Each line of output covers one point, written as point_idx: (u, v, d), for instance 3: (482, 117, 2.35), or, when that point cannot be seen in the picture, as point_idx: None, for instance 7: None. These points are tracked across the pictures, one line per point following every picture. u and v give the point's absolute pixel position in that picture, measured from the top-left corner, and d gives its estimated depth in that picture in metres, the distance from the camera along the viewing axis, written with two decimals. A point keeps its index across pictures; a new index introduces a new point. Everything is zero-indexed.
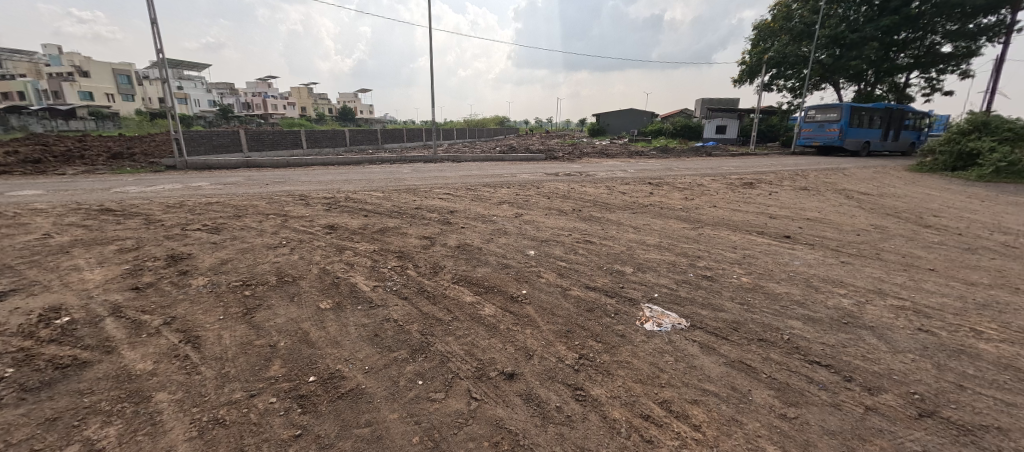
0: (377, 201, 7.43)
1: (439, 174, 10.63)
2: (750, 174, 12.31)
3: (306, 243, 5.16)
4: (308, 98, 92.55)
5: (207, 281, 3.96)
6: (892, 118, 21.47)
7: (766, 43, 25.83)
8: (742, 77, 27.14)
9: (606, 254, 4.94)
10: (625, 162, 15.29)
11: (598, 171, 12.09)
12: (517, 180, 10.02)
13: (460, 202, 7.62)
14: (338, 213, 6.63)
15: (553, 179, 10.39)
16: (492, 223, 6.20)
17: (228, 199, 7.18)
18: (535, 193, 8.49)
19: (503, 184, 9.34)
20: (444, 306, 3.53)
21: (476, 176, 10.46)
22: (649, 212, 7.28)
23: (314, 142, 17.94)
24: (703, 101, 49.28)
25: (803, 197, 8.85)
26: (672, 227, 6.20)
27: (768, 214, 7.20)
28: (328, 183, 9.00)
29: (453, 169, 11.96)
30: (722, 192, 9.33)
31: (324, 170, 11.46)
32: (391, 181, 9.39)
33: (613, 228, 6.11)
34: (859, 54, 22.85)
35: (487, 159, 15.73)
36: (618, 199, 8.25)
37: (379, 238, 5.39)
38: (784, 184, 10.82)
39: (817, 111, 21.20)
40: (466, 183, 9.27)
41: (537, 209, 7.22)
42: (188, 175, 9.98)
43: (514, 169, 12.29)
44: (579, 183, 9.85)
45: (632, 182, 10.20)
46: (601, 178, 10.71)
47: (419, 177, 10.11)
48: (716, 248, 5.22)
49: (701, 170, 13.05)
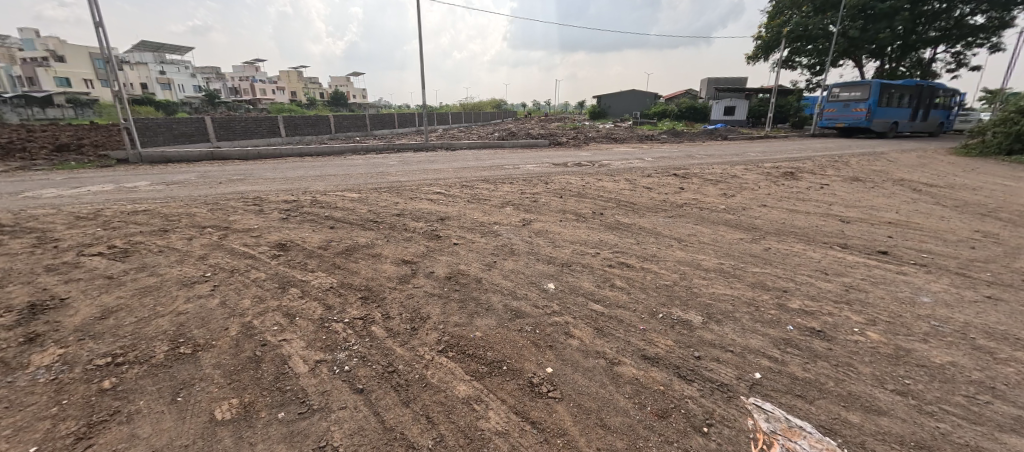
0: (351, 205, 5.99)
1: (429, 167, 9.14)
2: (783, 161, 10.92)
3: (239, 276, 3.74)
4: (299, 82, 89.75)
5: (57, 358, 2.56)
6: (922, 96, 19.96)
7: (785, 15, 24.13)
8: (757, 53, 25.49)
9: (654, 288, 3.55)
10: (637, 149, 13.82)
11: (612, 160, 10.63)
12: (521, 173, 8.57)
13: (453, 204, 6.19)
14: (297, 224, 5.20)
15: (562, 171, 8.97)
16: (493, 237, 4.81)
17: (163, 205, 5.74)
18: (544, 191, 7.06)
19: (504, 179, 7.88)
20: (422, 412, 2.14)
21: (472, 168, 9.01)
22: (686, 215, 5.91)
23: (295, 130, 16.38)
24: (709, 81, 47.36)
25: (861, 190, 7.48)
26: (727, 239, 4.79)
27: (836, 216, 5.82)
28: (295, 180, 7.52)
29: (447, 159, 10.51)
30: (763, 185, 7.93)
31: (298, 163, 10.00)
32: (371, 177, 7.90)
33: (651, 241, 4.71)
34: (887, 25, 21.33)
35: (485, 146, 14.26)
36: (644, 197, 6.85)
37: (343, 265, 3.97)
38: (826, 173, 9.44)
39: (842, 90, 19.77)
40: (461, 178, 7.83)
41: (548, 214, 5.83)
42: (134, 172, 8.52)
43: (517, 158, 10.83)
44: (593, 176, 8.44)
45: (654, 174, 8.78)
46: (618, 170, 9.26)
47: (407, 171, 8.66)
48: (801, 274, 3.82)
49: (726, 157, 11.60)
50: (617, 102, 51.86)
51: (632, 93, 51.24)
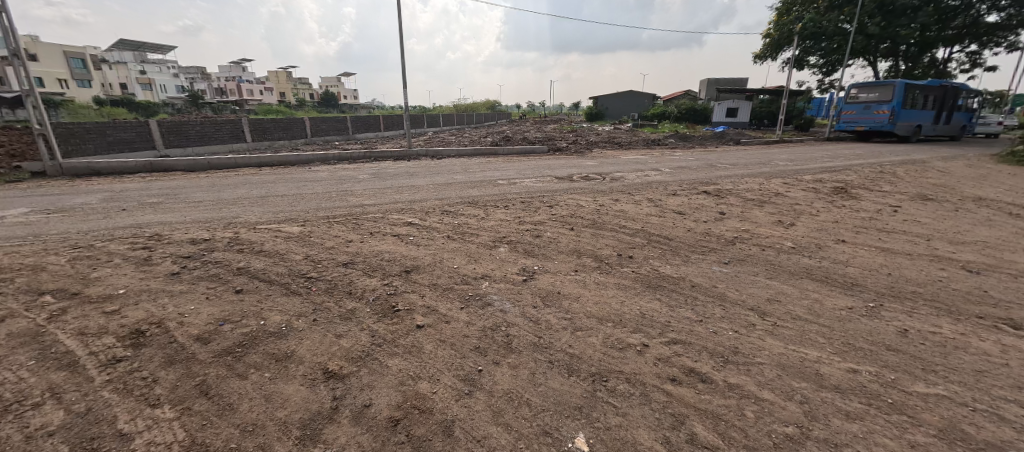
0: (282, 246, 4.30)
1: (403, 183, 7.48)
2: (822, 173, 9.42)
3: (9, 424, 2.03)
4: (288, 82, 87.52)
5: None
6: (945, 97, 18.65)
7: (797, 11, 22.70)
8: (765, 51, 24.08)
9: (773, 449, 1.91)
10: (649, 156, 12.22)
11: (625, 171, 9.04)
12: (517, 191, 6.94)
13: (427, 244, 4.54)
14: (188, 284, 3.49)
15: (567, 187, 7.35)
16: (478, 310, 3.15)
17: (6, 251, 4.00)
18: (548, 219, 5.43)
19: (497, 200, 6.26)
20: None
21: (457, 184, 7.38)
22: (746, 258, 4.30)
23: (263, 134, 14.62)
24: (709, 81, 46.14)
25: (945, 216, 5.96)
26: (830, 313, 3.19)
27: (952, 261, 4.26)
28: (225, 205, 5.80)
29: (432, 171, 8.87)
30: (820, 208, 6.38)
31: (249, 176, 8.30)
32: (326, 199, 6.20)
33: (720, 316, 3.09)
34: (907, 22, 20.04)
35: (476, 153, 12.63)
36: (678, 229, 5.24)
37: (215, 387, 2.29)
38: (882, 188, 7.94)
39: (862, 90, 18.36)
40: (440, 200, 6.19)
41: (557, 260, 4.20)
42: (33, 191, 6.78)
43: (513, 170, 9.19)
44: (605, 195, 6.84)
45: (680, 192, 7.20)
46: (634, 185, 7.67)
47: (378, 188, 6.99)
48: (1004, 404, 2.23)
49: (753, 168, 10.07)
50: (615, 103, 50.50)
51: (630, 94, 49.86)
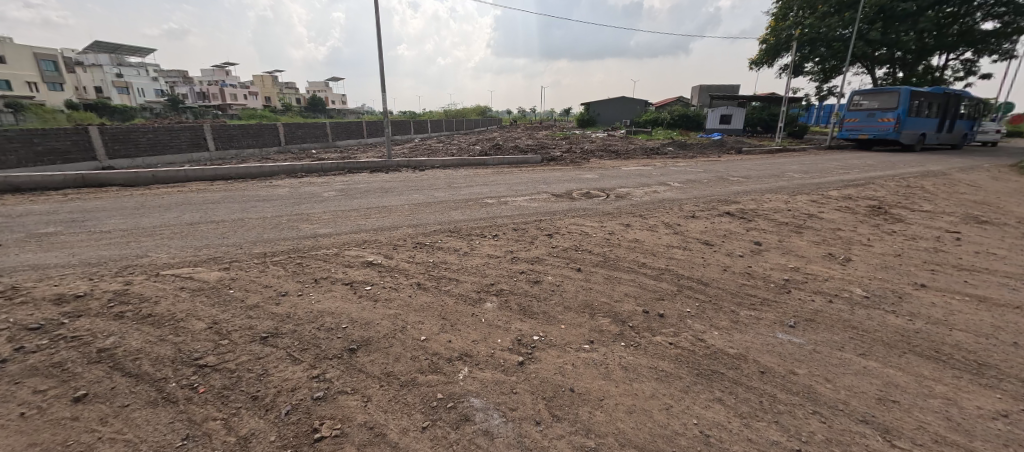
0: (183, 306, 3.10)
1: (372, 204, 6.30)
2: (846, 188, 8.49)
3: None
4: (273, 87, 85.64)
5: None
6: (949, 104, 18.09)
7: (794, 16, 22.08)
8: (762, 57, 23.46)
9: None
10: (651, 167, 11.23)
11: (630, 187, 8.00)
12: (508, 214, 5.82)
13: (388, 296, 3.38)
14: (7, 385, 2.29)
15: (567, 208, 6.27)
16: (449, 435, 2.00)
17: None
18: (549, 256, 4.31)
19: (484, 227, 5.13)
20: None
21: (437, 205, 6.23)
22: (814, 317, 3.22)
23: (229, 142, 13.33)
24: (701, 88, 45.82)
25: (1019, 245, 4.99)
26: (983, 429, 2.11)
27: None
28: (137, 236, 4.58)
29: (411, 187, 7.72)
30: (868, 234, 5.39)
31: (193, 194, 7.06)
32: (270, 227, 4.99)
33: (825, 442, 1.99)
34: (907, 28, 19.49)
35: (464, 163, 11.52)
36: (712, 268, 4.16)
37: None
38: (923, 206, 7.00)
39: (865, 98, 17.70)
40: (414, 228, 5.03)
41: (563, 325, 3.08)
42: None
43: (504, 184, 8.10)
44: (613, 217, 5.77)
45: (699, 213, 6.15)
46: (643, 204, 6.62)
47: (342, 211, 5.81)
48: None
49: (769, 181, 9.11)
50: (606, 109, 49.84)
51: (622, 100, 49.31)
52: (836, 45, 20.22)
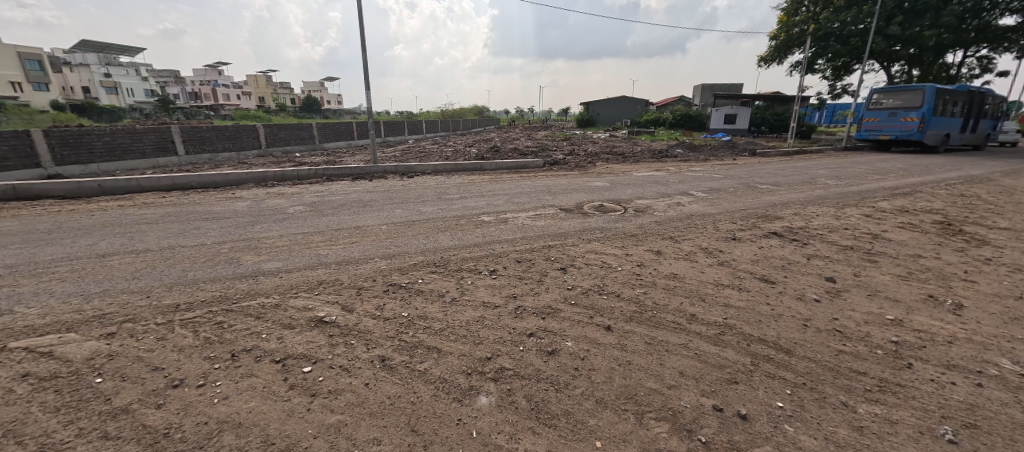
0: (1, 419, 1.98)
1: (341, 224, 5.18)
2: (895, 198, 7.42)
3: None
4: (267, 87, 84.28)
5: None
6: (973, 103, 17.10)
7: (807, 10, 20.98)
8: (772, 54, 22.42)
9: None
10: (665, 173, 10.16)
11: (648, 198, 6.91)
12: (508, 238, 4.70)
13: (332, 387, 2.26)
14: None
15: (579, 227, 5.17)
16: None
17: None
18: (566, 306, 3.20)
19: (479, 259, 4.01)
20: None
21: (421, 225, 5.10)
22: (976, 422, 2.13)
23: (202, 145, 12.19)
24: (703, 87, 44.82)
25: None
26: None
27: None
28: (15, 278, 3.46)
29: (395, 200, 6.61)
30: (961, 263, 4.31)
31: (134, 210, 5.94)
32: (198, 261, 3.85)
33: None
34: (929, 22, 18.38)
35: (458, 169, 10.40)
36: (787, 323, 3.05)
37: None
38: (999, 222, 5.93)
39: (885, 96, 16.69)
40: (387, 261, 3.91)
41: (600, 443, 1.97)
42: None
43: (503, 195, 7.00)
44: (638, 242, 4.67)
45: (740, 234, 5.06)
46: (669, 222, 5.52)
47: (303, 235, 4.69)
48: None
49: (802, 190, 8.04)
50: (607, 109, 48.77)
51: (623, 100, 48.23)
52: (852, 41, 19.13)
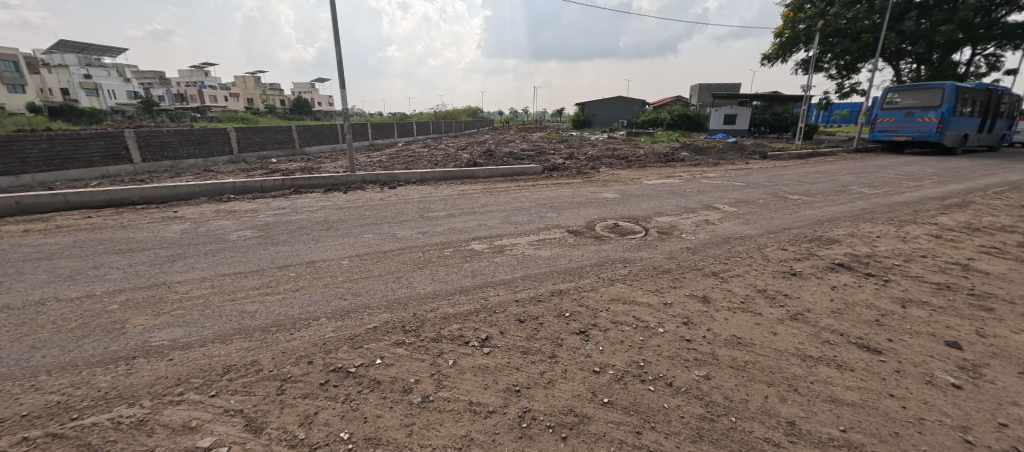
0: None
1: (290, 257, 4.04)
2: (953, 211, 6.41)
3: None
4: (256, 89, 82.57)
5: None
6: (991, 102, 16.27)
7: (814, 6, 20.14)
8: (776, 52, 21.61)
9: None
10: (678, 180, 9.13)
11: (670, 215, 5.87)
12: (505, 278, 3.59)
13: None
14: None
15: (594, 259, 4.07)
16: None
17: None
18: (596, 412, 2.09)
19: (465, 318, 2.90)
20: None
21: (393, 259, 3.97)
22: None
23: (161, 151, 10.99)
24: (701, 87, 44.02)
25: None
26: None
27: None
28: None
29: (368, 219, 5.51)
30: None
31: (40, 237, 4.79)
32: (57, 331, 2.68)
33: None
34: (944, 18, 17.54)
35: (448, 177, 9.30)
36: (940, 441, 1.97)
37: None
38: None
39: (901, 95, 15.81)
40: (335, 323, 2.79)
41: None
42: None
43: (498, 212, 5.90)
44: (674, 282, 3.57)
45: (798, 267, 4.00)
46: (704, 249, 4.44)
47: (235, 275, 3.58)
48: None
49: (840, 201, 7.02)
50: (603, 110, 47.86)
51: (619, 101, 47.35)
52: (863, 37, 18.25)
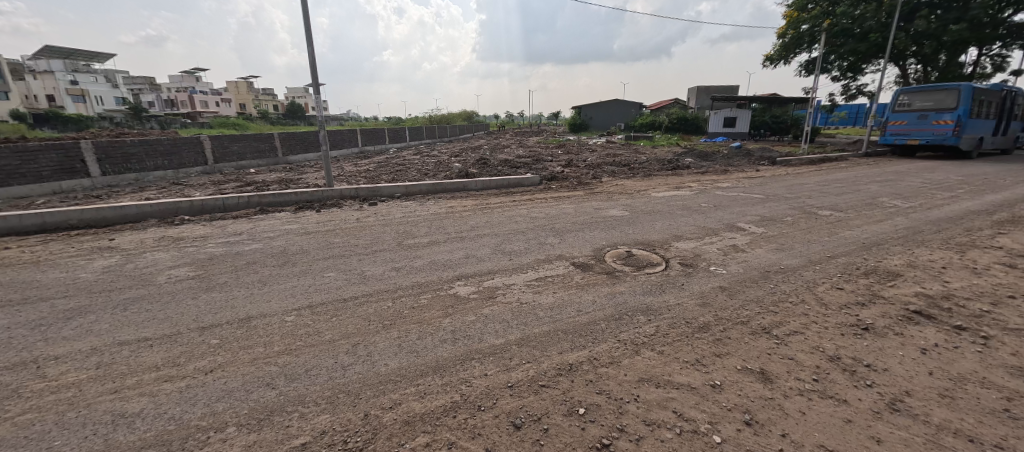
0: None
1: (220, 311, 3.16)
2: (1010, 230, 5.62)
3: None
4: (248, 94, 81.45)
5: None
6: (1006, 104, 15.61)
7: (819, 5, 19.47)
8: (780, 53, 20.94)
9: None
10: (689, 192, 8.33)
11: (690, 239, 5.03)
12: (495, 345, 2.72)
13: None
14: None
15: (608, 309, 3.21)
16: None
17: None
18: None
19: (436, 423, 2.03)
20: None
21: (352, 313, 3.09)
22: None
23: (125, 163, 10.10)
24: (699, 90, 43.41)
25: None
26: None
27: None
28: None
29: (335, 250, 4.64)
30: None
31: None
32: None
33: None
34: (956, 16, 16.88)
35: (437, 190, 8.45)
36: None
37: None
38: None
39: (914, 96, 15.11)
40: (246, 438, 1.92)
41: None
42: None
43: (490, 237, 5.04)
44: (718, 347, 2.72)
45: (868, 318, 3.16)
46: (743, 290, 3.59)
47: (139, 343, 2.72)
48: None
49: (878, 218, 6.22)
50: (600, 113, 47.19)
51: (616, 104, 46.66)
52: (871, 37, 17.55)
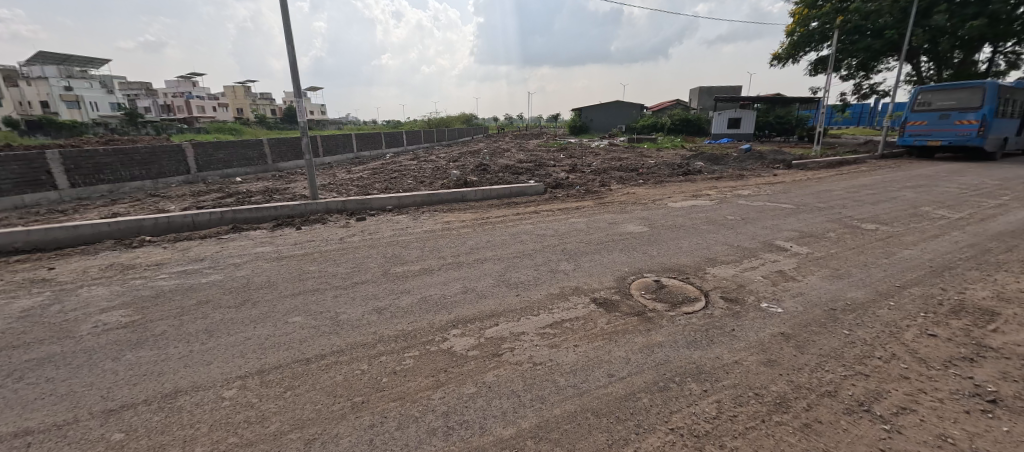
0: None
1: (140, 382, 2.41)
2: None
3: None
4: (245, 98, 80.75)
5: None
6: None
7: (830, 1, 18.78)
8: (790, 51, 20.26)
9: None
10: (710, 201, 7.60)
11: (726, 263, 4.29)
12: (503, 442, 1.97)
13: None
14: None
15: (648, 375, 2.45)
16: None
17: None
18: None
19: None
20: None
21: (312, 386, 2.34)
22: None
23: (97, 174, 9.36)
24: (702, 90, 42.71)
25: None
26: None
27: None
28: None
29: (306, 282, 3.88)
30: None
31: None
32: None
33: None
34: (975, 11, 16.17)
35: (433, 201, 7.71)
36: None
37: None
38: None
39: (935, 95, 14.39)
40: None
41: None
42: None
43: (492, 263, 4.28)
44: (812, 441, 1.96)
45: (991, 386, 2.39)
46: (814, 341, 2.83)
47: (18, 439, 2.00)
48: None
49: (931, 232, 5.47)
50: (601, 115, 46.50)
51: (617, 105, 45.96)
52: (887, 34, 16.86)
